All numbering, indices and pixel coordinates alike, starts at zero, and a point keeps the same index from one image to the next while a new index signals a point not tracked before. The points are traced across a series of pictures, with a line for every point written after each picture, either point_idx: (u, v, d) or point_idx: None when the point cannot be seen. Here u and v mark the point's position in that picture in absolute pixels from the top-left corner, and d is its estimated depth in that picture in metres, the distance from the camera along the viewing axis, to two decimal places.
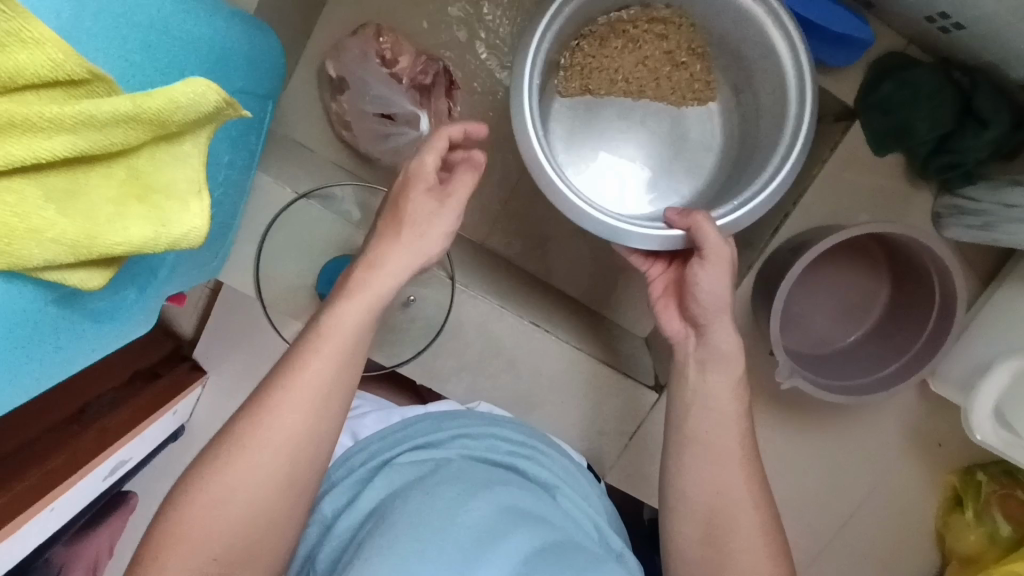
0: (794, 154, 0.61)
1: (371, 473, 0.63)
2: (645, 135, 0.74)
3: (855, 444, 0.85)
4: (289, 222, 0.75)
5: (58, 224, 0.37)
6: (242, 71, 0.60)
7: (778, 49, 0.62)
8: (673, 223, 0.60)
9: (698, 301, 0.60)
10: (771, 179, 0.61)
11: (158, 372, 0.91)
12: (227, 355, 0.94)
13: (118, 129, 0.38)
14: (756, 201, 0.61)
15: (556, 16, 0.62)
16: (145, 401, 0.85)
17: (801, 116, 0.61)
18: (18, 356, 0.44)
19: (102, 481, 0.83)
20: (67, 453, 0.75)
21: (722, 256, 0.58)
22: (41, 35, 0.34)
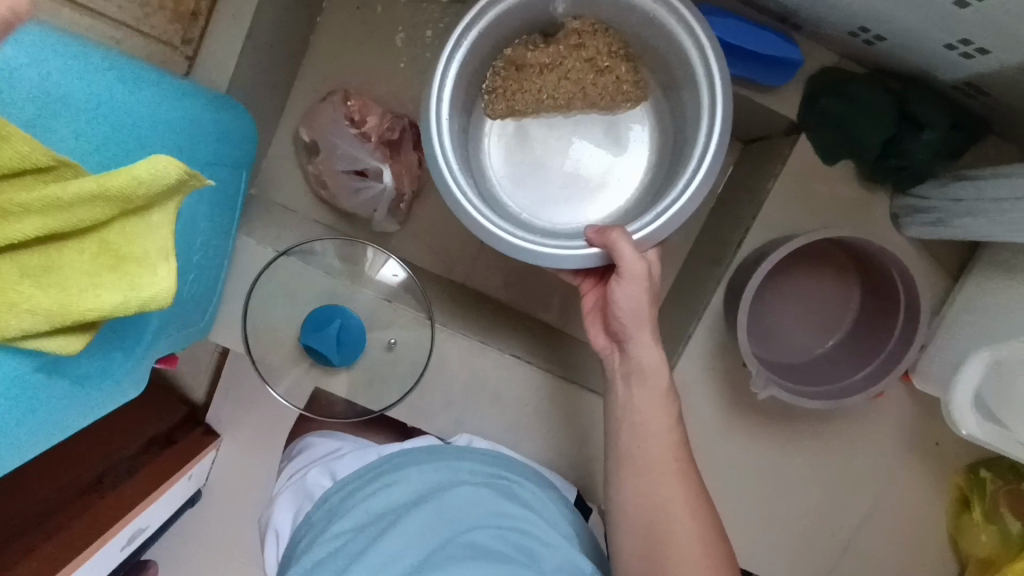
0: (712, 155, 0.60)
1: (341, 505, 0.72)
2: (581, 149, 0.73)
3: (851, 452, 0.84)
4: (269, 281, 0.80)
5: (33, 296, 0.42)
6: (212, 146, 0.65)
7: (683, 43, 0.62)
8: (593, 243, 0.61)
9: (623, 313, 0.62)
10: (690, 179, 0.60)
11: (173, 438, 0.95)
12: (238, 416, 1.00)
13: (84, 208, 0.42)
14: (674, 209, 0.60)
15: (459, 44, 0.63)
16: (160, 465, 0.88)
17: (714, 116, 0.61)
18: (12, 421, 0.48)
19: (122, 550, 0.86)
20: (87, 519, 0.77)
21: (638, 273, 0.59)
22: (9, 132, 0.39)
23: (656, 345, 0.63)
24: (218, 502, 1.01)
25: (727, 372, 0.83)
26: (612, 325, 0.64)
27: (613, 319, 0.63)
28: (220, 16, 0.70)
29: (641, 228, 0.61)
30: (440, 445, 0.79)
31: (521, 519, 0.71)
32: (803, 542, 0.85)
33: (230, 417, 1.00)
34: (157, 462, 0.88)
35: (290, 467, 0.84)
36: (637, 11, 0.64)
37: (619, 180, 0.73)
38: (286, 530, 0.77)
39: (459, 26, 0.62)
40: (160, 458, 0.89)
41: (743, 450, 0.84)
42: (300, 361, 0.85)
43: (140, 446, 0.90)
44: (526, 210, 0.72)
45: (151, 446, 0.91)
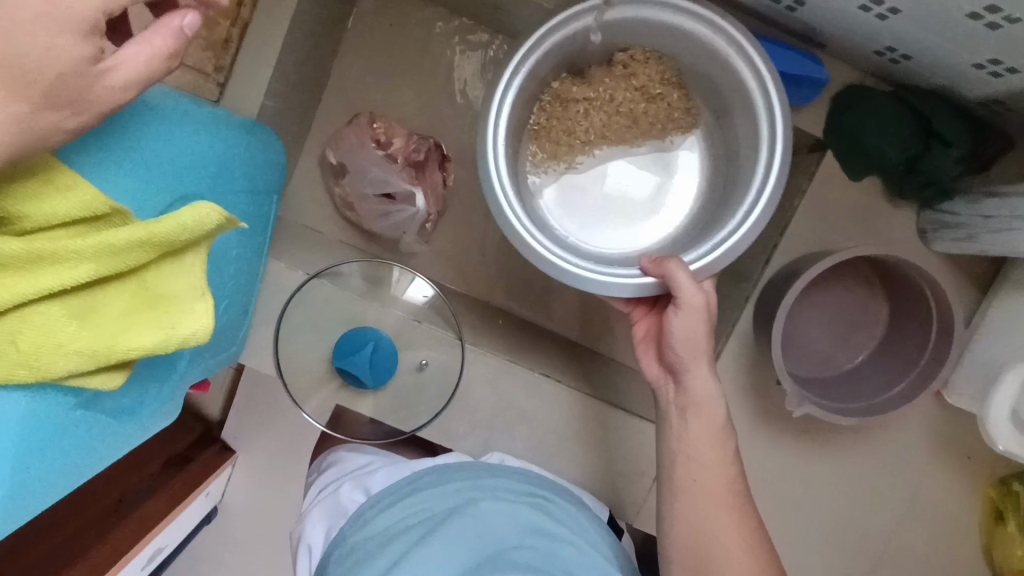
0: (770, 184, 0.62)
1: (372, 517, 0.72)
2: (628, 176, 0.75)
3: (881, 466, 0.84)
4: (302, 302, 0.80)
5: (79, 337, 0.41)
6: (243, 178, 0.64)
7: (743, 76, 0.63)
8: (648, 272, 0.62)
9: (679, 343, 0.64)
10: (748, 210, 0.63)
11: (188, 457, 0.95)
12: (258, 434, 1.00)
13: (134, 253, 0.42)
14: (733, 239, 0.63)
15: (517, 77, 0.64)
16: (178, 488, 0.88)
17: (773, 149, 0.62)
18: (47, 458, 0.46)
19: (142, 570, 0.87)
20: (109, 544, 0.77)
21: (695, 306, 0.61)
22: (71, 182, 0.41)
23: (710, 378, 0.65)
24: (240, 521, 1.00)
25: (755, 388, 0.83)
26: (667, 356, 0.66)
27: (667, 349, 0.66)
28: (249, 45, 0.71)
29: (698, 259, 0.64)
30: (472, 462, 0.79)
31: (551, 537, 0.71)
32: (835, 558, 0.84)
33: (249, 434, 1.01)
34: (174, 484, 0.88)
35: (321, 480, 0.84)
36: (695, 44, 0.65)
37: (664, 207, 0.75)
38: (319, 545, 0.76)
39: (514, 59, 0.64)
40: (177, 479, 0.89)
41: (772, 465, 0.84)
42: (330, 382, 0.85)
43: (159, 466, 0.90)
44: (575, 236, 0.73)
45: (168, 466, 0.91)
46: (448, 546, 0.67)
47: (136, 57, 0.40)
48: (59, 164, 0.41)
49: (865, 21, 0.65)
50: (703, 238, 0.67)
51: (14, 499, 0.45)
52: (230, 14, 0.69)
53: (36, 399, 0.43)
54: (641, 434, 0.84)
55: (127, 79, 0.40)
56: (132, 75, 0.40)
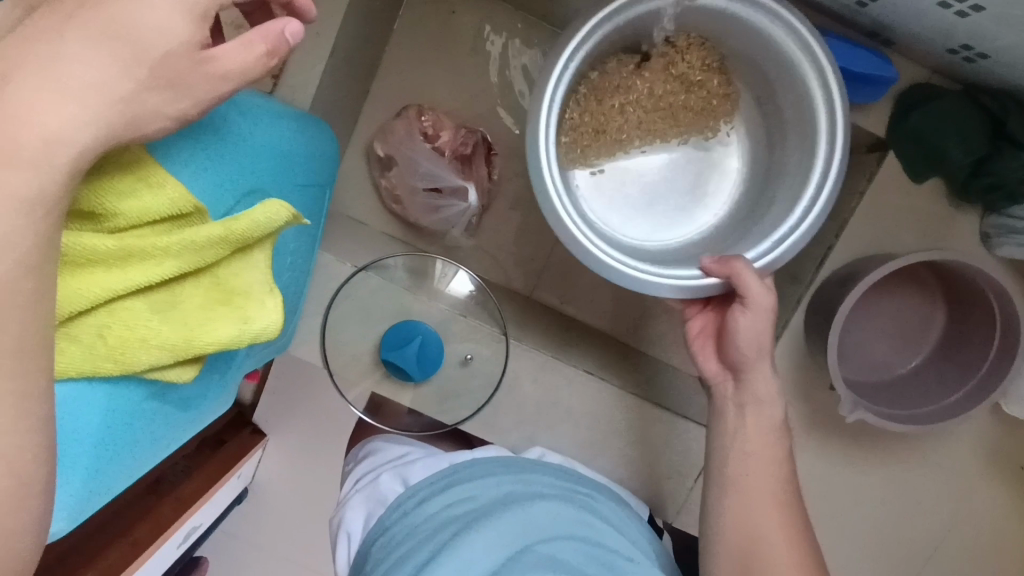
0: (829, 183, 0.61)
1: (411, 508, 0.70)
2: (666, 165, 0.74)
3: (929, 475, 0.82)
4: (349, 294, 0.82)
5: (161, 331, 0.42)
6: (302, 170, 0.64)
7: (804, 71, 0.61)
8: (712, 271, 0.61)
9: (743, 343, 0.62)
10: (806, 209, 0.61)
11: (222, 439, 0.92)
12: (288, 422, 0.98)
13: (213, 250, 0.43)
14: (791, 239, 0.62)
15: (564, 69, 0.61)
16: (215, 467, 0.87)
17: (833, 145, 0.60)
18: (122, 446, 0.47)
19: (177, 548, 0.90)
20: (150, 522, 0.79)
21: (763, 305, 0.60)
22: (164, 179, 0.41)
23: (773, 380, 0.63)
24: (274, 504, 1.01)
25: (802, 391, 0.82)
26: (727, 356, 0.64)
27: (728, 349, 0.64)
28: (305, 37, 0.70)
29: (761, 258, 0.62)
30: (513, 458, 0.78)
31: (603, 540, 0.68)
32: (877, 564, 0.83)
33: (280, 421, 0.98)
34: (211, 466, 0.87)
35: (356, 471, 0.81)
36: (750, 32, 0.63)
37: (703, 196, 0.74)
38: (359, 531, 0.75)
39: (568, 47, 0.61)
40: (213, 460, 0.88)
41: (817, 469, 0.82)
42: (375, 372, 0.85)
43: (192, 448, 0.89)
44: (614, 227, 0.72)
45: (202, 449, 0.89)
46: (495, 536, 0.64)
47: (236, 54, 0.39)
48: (153, 162, 0.41)
49: (940, 19, 0.63)
50: (755, 235, 0.65)
51: (93, 486, 0.46)
52: None
53: (116, 390, 0.44)
54: (684, 434, 0.84)
55: (226, 72, 0.39)
56: (233, 70, 0.39)
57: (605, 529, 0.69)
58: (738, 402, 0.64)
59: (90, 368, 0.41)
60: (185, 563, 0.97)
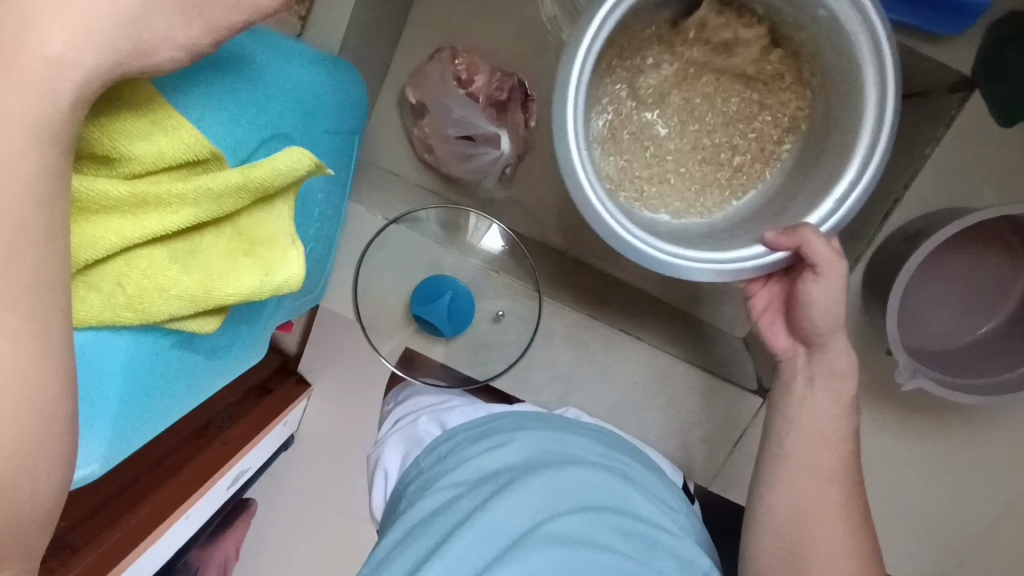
0: (886, 123, 0.53)
1: (447, 457, 0.70)
2: (711, 137, 0.68)
3: (995, 451, 0.76)
4: (382, 247, 0.80)
5: (180, 281, 0.41)
6: (332, 115, 0.61)
7: (852, 25, 0.53)
8: (779, 245, 0.55)
9: (820, 317, 0.58)
10: (866, 158, 0.54)
11: (268, 387, 0.96)
12: (327, 364, 1.01)
13: (231, 199, 0.41)
14: (856, 193, 0.55)
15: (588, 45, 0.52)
16: (258, 414, 0.90)
17: (885, 89, 0.53)
18: (151, 397, 0.48)
19: (226, 490, 0.93)
20: (195, 466, 0.82)
21: (836, 271, 0.55)
22: (179, 123, 0.39)
23: (851, 350, 0.59)
24: (313, 449, 1.04)
25: (859, 358, 0.76)
26: (801, 331, 0.60)
27: (799, 321, 0.59)
28: None
29: (833, 219, 0.56)
30: (547, 414, 0.77)
31: (638, 506, 0.66)
32: (926, 541, 0.79)
33: (321, 366, 1.02)
34: (255, 412, 0.90)
35: (394, 412, 0.83)
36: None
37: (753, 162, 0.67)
38: (395, 471, 0.77)
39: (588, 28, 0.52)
40: (257, 407, 0.91)
41: (866, 441, 0.78)
42: (406, 327, 0.84)
43: (241, 395, 0.92)
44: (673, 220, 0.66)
45: (250, 395, 0.93)
46: (532, 498, 0.62)
47: None
48: (167, 104, 0.39)
49: None
50: (807, 198, 0.58)
51: (123, 438, 0.46)
52: None
53: (139, 338, 0.44)
54: (727, 399, 0.80)
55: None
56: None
57: (640, 488, 0.68)
58: (809, 374, 0.60)
59: (110, 316, 0.40)
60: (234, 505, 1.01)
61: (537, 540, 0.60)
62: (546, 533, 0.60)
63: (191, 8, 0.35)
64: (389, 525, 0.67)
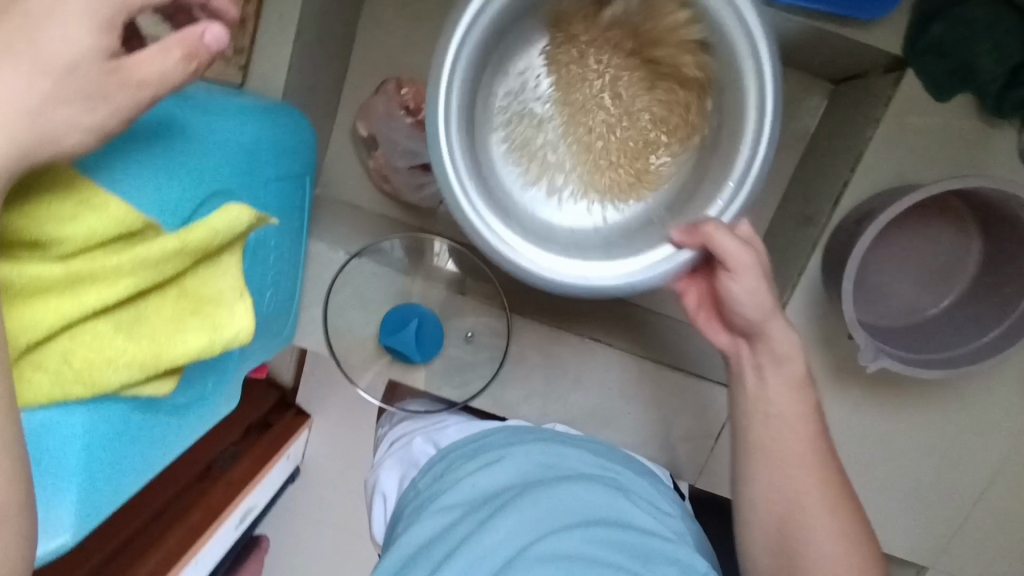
0: (765, 134, 0.56)
1: (442, 478, 0.72)
2: (607, 151, 0.67)
3: (972, 419, 0.77)
4: (347, 282, 0.81)
5: (128, 349, 0.42)
6: (272, 162, 0.62)
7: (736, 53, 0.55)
8: (684, 245, 0.56)
9: (744, 310, 0.57)
10: (745, 165, 0.56)
11: (269, 421, 1.06)
12: (326, 397, 1.13)
13: (170, 263, 0.42)
14: (745, 181, 0.57)
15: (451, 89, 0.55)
16: (260, 452, 1.01)
17: (762, 98, 0.55)
18: (121, 461, 0.49)
19: (236, 528, 1.00)
20: (203, 507, 0.90)
21: (750, 264, 0.54)
22: (107, 200, 0.40)
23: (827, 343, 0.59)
24: (322, 476, 1.15)
25: (828, 341, 0.77)
26: (737, 324, 0.59)
27: (733, 316, 0.58)
28: (267, 20, 0.67)
29: (728, 210, 0.57)
30: (534, 428, 0.78)
31: (630, 516, 0.66)
32: (918, 515, 0.79)
33: (318, 399, 1.13)
34: (258, 450, 1.00)
35: (389, 435, 0.88)
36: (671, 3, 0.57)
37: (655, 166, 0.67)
38: (392, 491, 0.80)
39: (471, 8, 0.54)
40: (260, 444, 1.01)
41: (846, 423, 0.78)
42: (381, 358, 0.85)
43: (243, 431, 1.01)
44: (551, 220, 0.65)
45: (251, 431, 1.03)
46: (525, 518, 0.62)
47: (154, 59, 0.37)
48: (96, 184, 0.40)
49: None
50: (706, 189, 0.60)
51: (93, 508, 0.46)
52: None
53: (98, 408, 0.45)
54: (704, 395, 0.81)
55: (142, 78, 0.37)
56: (151, 76, 0.38)
57: (631, 495, 0.69)
58: (757, 366, 0.59)
59: (59, 393, 0.41)
60: (246, 543, 1.09)
61: (530, 559, 0.59)
62: (539, 552, 0.59)
63: (95, 92, 0.36)
64: (385, 553, 0.67)
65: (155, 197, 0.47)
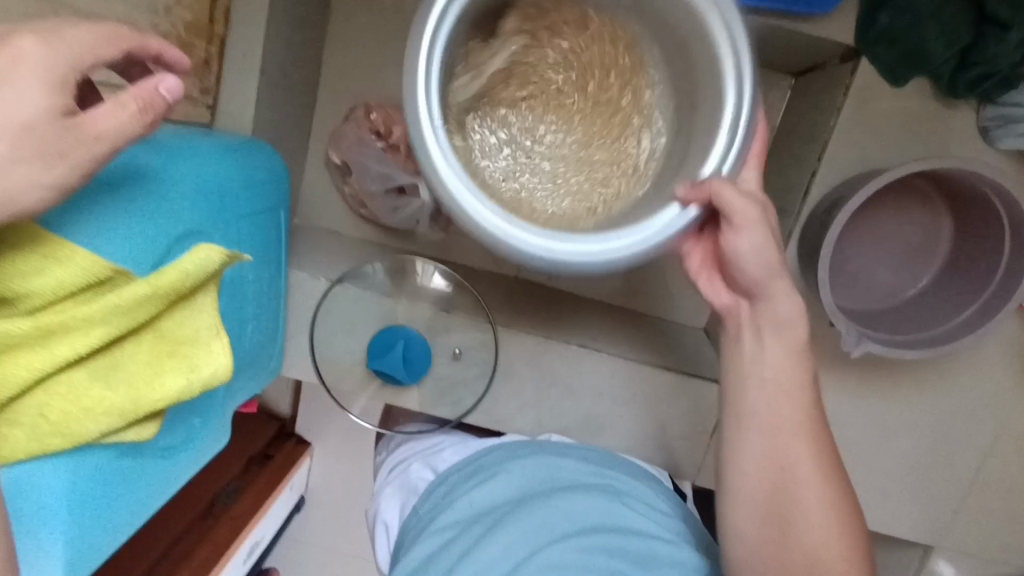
0: (746, 74, 0.50)
1: (443, 499, 0.72)
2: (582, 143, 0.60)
3: (961, 394, 0.77)
4: (330, 309, 0.81)
5: (105, 399, 0.42)
6: (245, 199, 0.62)
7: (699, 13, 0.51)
8: (690, 203, 0.51)
9: (749, 264, 0.53)
10: (733, 117, 0.50)
11: (269, 452, 1.06)
12: (326, 425, 1.13)
13: (143, 308, 0.42)
14: (741, 129, 0.50)
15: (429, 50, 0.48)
16: (262, 483, 1.00)
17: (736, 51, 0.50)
18: (109, 510, 0.49)
19: (243, 563, 0.99)
20: (209, 546, 0.90)
21: (755, 216, 0.51)
22: (72, 251, 0.40)
23: (797, 296, 0.54)
24: (326, 505, 1.14)
25: (814, 330, 0.78)
26: (740, 281, 0.56)
27: (736, 274, 0.55)
28: (231, 58, 0.68)
29: (727, 162, 0.51)
30: (531, 441, 0.78)
31: (630, 521, 0.65)
32: (919, 495, 0.80)
33: (319, 427, 1.13)
34: (260, 481, 1.00)
35: (389, 461, 0.87)
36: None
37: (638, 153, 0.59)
38: (394, 520, 0.79)
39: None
40: (263, 474, 1.01)
41: (837, 410, 0.78)
42: (371, 382, 0.85)
43: (242, 466, 1.02)
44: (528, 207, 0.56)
45: (251, 465, 1.04)
46: (523, 531, 0.62)
47: (111, 114, 0.38)
48: (58, 237, 0.41)
49: None
50: (697, 146, 0.53)
51: (80, 557, 0.47)
52: (203, 33, 0.65)
53: (78, 459, 0.45)
54: (694, 393, 0.81)
55: (98, 132, 0.38)
56: (107, 130, 0.38)
57: (629, 499, 0.68)
58: (756, 327, 0.56)
59: (39, 447, 0.42)
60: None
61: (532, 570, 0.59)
62: (539, 563, 0.59)
63: (49, 151, 0.37)
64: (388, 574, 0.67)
65: (121, 242, 0.47)
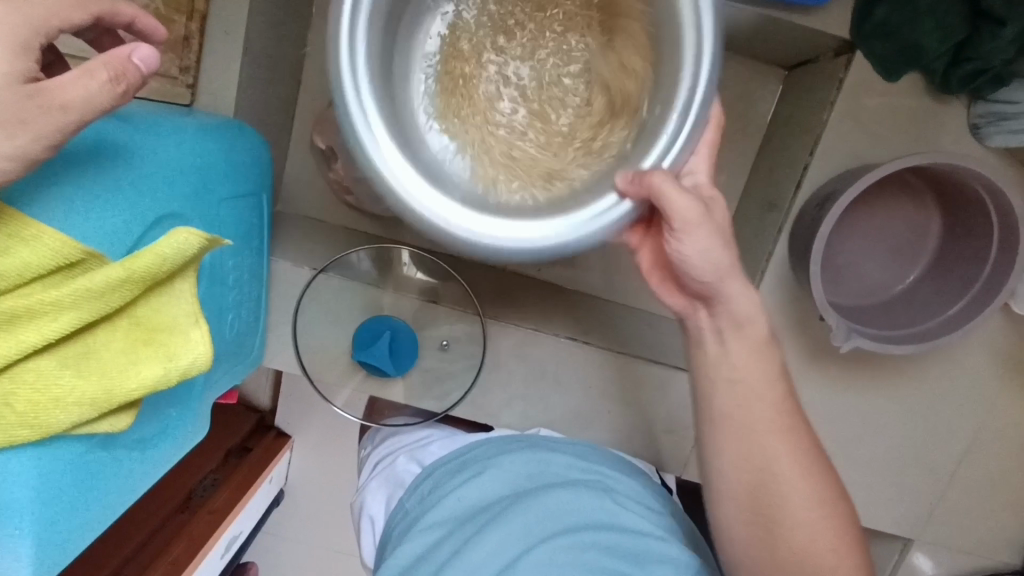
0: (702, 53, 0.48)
1: (430, 495, 0.71)
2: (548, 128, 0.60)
3: (945, 390, 0.78)
4: (315, 299, 0.78)
5: (76, 387, 0.40)
6: (226, 182, 0.60)
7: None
8: (626, 196, 0.49)
9: (694, 270, 0.51)
10: (683, 105, 0.48)
11: (248, 445, 1.04)
12: (307, 417, 1.11)
13: (116, 293, 0.40)
14: (688, 124, 0.49)
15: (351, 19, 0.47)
16: (241, 476, 0.97)
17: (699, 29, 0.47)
18: (79, 504, 0.46)
19: (221, 558, 0.97)
20: (186, 538, 0.87)
21: (697, 218, 0.49)
22: (40, 231, 0.38)
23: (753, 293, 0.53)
24: (306, 499, 1.12)
25: (802, 325, 0.78)
26: (690, 285, 0.54)
27: (685, 279, 0.53)
28: (211, 37, 0.65)
29: (672, 151, 0.49)
30: (519, 435, 0.77)
31: (619, 517, 0.64)
32: (902, 488, 0.80)
33: (299, 419, 1.11)
34: (238, 474, 0.97)
35: (376, 455, 0.85)
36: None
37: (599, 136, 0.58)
38: (380, 514, 0.78)
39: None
40: (240, 468, 0.99)
41: (824, 405, 0.78)
42: (355, 374, 0.83)
43: (221, 459, 0.99)
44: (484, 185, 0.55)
45: (229, 457, 1.01)
46: (513, 529, 0.61)
47: (78, 81, 0.36)
48: (25, 215, 0.38)
49: None
50: (652, 123, 0.51)
51: (46, 554, 0.44)
52: (182, 7, 0.63)
53: (47, 452, 0.42)
54: (683, 387, 0.81)
55: (66, 102, 0.36)
56: (74, 100, 0.36)
57: (619, 495, 0.67)
58: (717, 329, 0.55)
59: (4, 439, 0.39)
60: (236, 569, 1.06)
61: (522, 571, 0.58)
62: (529, 563, 0.58)
63: (13, 118, 0.35)
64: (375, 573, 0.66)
65: (90, 224, 0.44)
